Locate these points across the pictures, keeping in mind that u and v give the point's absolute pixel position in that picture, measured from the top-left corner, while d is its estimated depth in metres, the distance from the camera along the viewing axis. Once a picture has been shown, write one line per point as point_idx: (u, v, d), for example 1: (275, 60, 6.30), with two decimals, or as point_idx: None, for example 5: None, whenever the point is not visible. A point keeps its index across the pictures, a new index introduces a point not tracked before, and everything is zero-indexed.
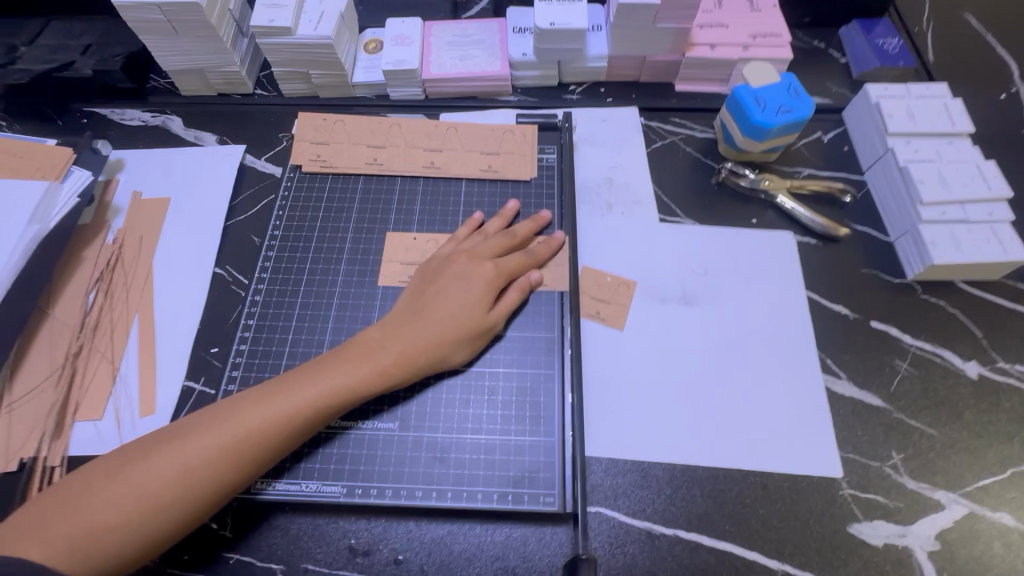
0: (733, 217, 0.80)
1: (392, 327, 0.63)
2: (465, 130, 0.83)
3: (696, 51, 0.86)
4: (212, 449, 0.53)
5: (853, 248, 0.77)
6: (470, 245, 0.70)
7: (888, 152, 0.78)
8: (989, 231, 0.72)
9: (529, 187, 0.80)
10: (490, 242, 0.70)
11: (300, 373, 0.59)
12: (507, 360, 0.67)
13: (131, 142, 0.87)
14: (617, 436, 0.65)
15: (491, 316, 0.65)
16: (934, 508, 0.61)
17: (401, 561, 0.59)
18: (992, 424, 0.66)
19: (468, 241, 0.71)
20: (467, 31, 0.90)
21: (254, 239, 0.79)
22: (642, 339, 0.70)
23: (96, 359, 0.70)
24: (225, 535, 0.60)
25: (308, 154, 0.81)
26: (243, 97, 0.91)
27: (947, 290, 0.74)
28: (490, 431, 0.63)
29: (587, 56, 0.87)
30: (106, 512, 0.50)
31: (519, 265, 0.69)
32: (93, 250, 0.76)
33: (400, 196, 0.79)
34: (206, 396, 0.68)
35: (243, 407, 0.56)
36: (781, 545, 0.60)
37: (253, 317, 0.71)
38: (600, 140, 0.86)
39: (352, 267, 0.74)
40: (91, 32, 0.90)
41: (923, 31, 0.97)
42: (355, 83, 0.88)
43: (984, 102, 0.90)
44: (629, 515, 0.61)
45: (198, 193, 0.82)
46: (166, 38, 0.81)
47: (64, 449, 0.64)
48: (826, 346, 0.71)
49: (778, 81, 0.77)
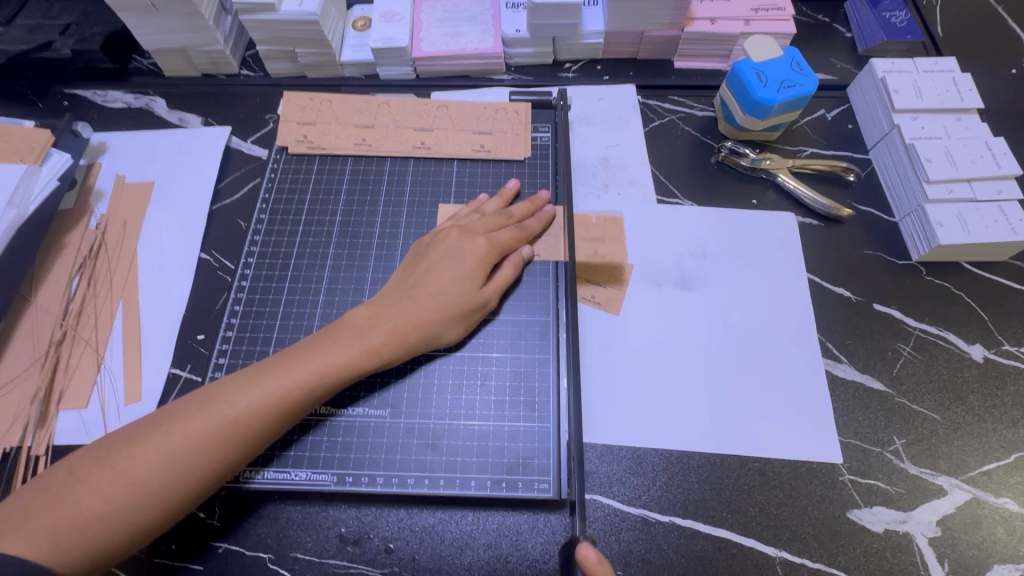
0: (732, 197, 0.78)
1: (382, 305, 0.61)
2: (457, 109, 0.80)
3: (696, 25, 0.83)
4: (200, 432, 0.52)
5: (855, 229, 0.75)
6: (466, 221, 0.68)
7: (894, 129, 0.75)
8: (997, 210, 0.69)
9: (523, 168, 0.77)
10: (484, 219, 0.68)
11: (289, 353, 0.58)
12: (500, 345, 0.66)
13: (114, 124, 0.84)
14: (613, 420, 0.64)
15: (484, 293, 0.64)
16: (935, 494, 0.60)
17: (392, 550, 0.58)
18: (996, 409, 0.64)
19: (466, 217, 0.69)
20: (458, 6, 0.87)
21: (240, 223, 0.77)
22: (638, 323, 0.69)
23: (81, 347, 0.68)
24: (213, 525, 0.59)
25: (296, 135, 0.79)
26: (229, 78, 0.89)
27: (952, 271, 0.72)
28: (484, 417, 0.62)
29: (583, 32, 0.84)
30: (92, 501, 0.49)
31: (514, 240, 0.67)
32: (75, 236, 0.74)
33: (390, 178, 0.77)
34: (192, 384, 0.66)
35: (230, 389, 0.54)
36: (779, 533, 0.59)
37: (240, 303, 0.69)
38: (596, 119, 0.84)
39: (342, 251, 0.73)
40: (69, 10, 0.87)
41: (932, 3, 0.94)
42: (343, 62, 0.86)
43: (993, 77, 0.87)
44: (624, 503, 0.60)
45: (184, 176, 0.80)
46: (146, 16, 0.78)
47: (49, 438, 0.63)
48: (827, 330, 0.69)
49: (782, 55, 0.74)
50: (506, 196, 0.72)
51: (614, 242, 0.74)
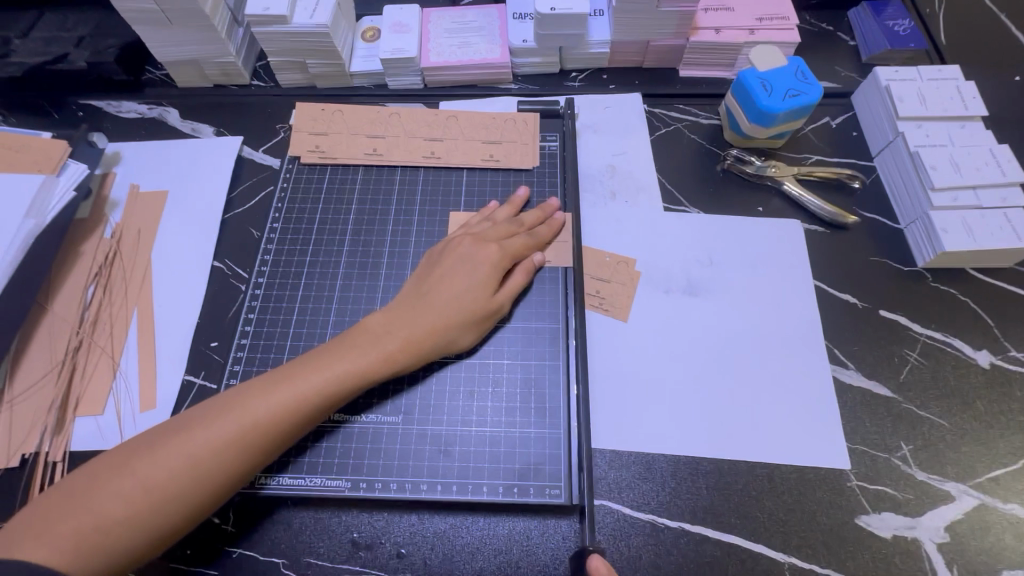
0: (738, 204, 0.78)
1: (396, 313, 0.62)
2: (466, 118, 0.81)
3: (701, 34, 0.84)
4: (218, 438, 0.53)
5: (861, 235, 0.76)
6: (478, 228, 0.69)
7: (899, 136, 0.76)
8: (1003, 217, 0.70)
9: (531, 177, 0.78)
10: (496, 227, 0.69)
11: (304, 360, 0.58)
12: (510, 352, 0.66)
13: (128, 134, 0.86)
14: (623, 426, 0.64)
15: (498, 299, 0.65)
16: (943, 500, 0.60)
17: (404, 555, 0.58)
18: (1004, 415, 0.65)
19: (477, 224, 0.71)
20: (466, 17, 0.89)
21: (253, 232, 0.78)
22: (646, 331, 0.69)
23: (97, 354, 0.69)
24: (227, 530, 0.59)
25: (308, 145, 0.80)
26: (241, 88, 0.90)
27: (958, 277, 0.72)
28: (496, 423, 0.63)
29: (589, 42, 0.85)
30: (114, 506, 0.50)
31: (526, 248, 0.68)
32: (91, 244, 0.76)
33: (401, 187, 0.78)
34: (206, 391, 0.67)
35: (247, 396, 0.55)
36: (788, 538, 0.59)
37: (254, 310, 0.70)
38: (602, 127, 0.85)
39: (354, 259, 0.74)
40: (85, 23, 0.89)
41: (935, 11, 0.95)
42: (353, 73, 0.87)
43: (997, 85, 0.87)
44: (634, 508, 0.61)
45: (197, 185, 0.81)
46: (160, 29, 0.79)
47: (66, 445, 0.64)
48: (834, 336, 0.69)
49: (786, 64, 0.75)
50: (518, 206, 0.73)
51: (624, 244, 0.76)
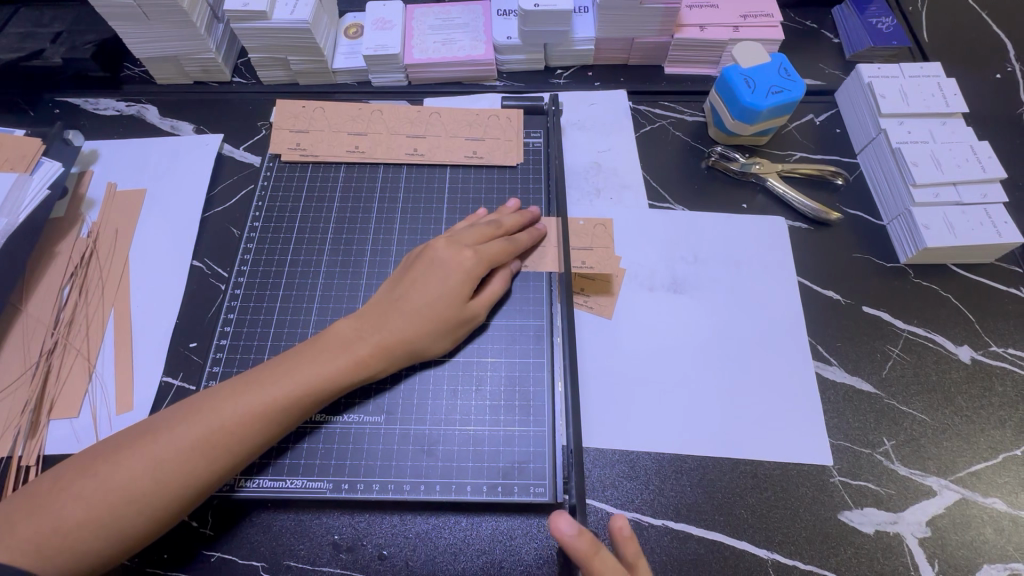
0: (722, 201, 0.78)
1: (369, 319, 0.61)
2: (449, 115, 0.80)
3: (685, 32, 0.84)
4: (186, 441, 0.52)
5: (844, 232, 0.76)
6: (454, 232, 0.67)
7: (881, 133, 0.76)
8: (983, 213, 0.70)
9: (515, 174, 0.78)
10: (473, 230, 0.66)
11: (277, 363, 0.58)
12: (494, 351, 0.66)
13: (105, 132, 0.84)
14: (608, 425, 0.64)
15: (472, 307, 0.63)
16: (925, 495, 0.61)
17: (386, 557, 0.58)
18: (985, 409, 0.65)
19: (458, 230, 0.68)
20: (450, 14, 0.88)
21: (233, 231, 0.77)
22: (631, 328, 0.69)
23: (72, 356, 0.68)
24: (205, 533, 0.58)
25: (288, 143, 0.79)
26: (222, 85, 0.89)
27: (940, 273, 0.73)
28: (480, 423, 0.62)
29: (574, 38, 0.85)
30: (76, 508, 0.48)
31: (500, 248, 0.65)
32: (67, 244, 0.74)
33: (383, 185, 0.77)
34: (185, 392, 0.66)
35: (218, 398, 0.54)
36: (771, 534, 0.59)
37: (234, 310, 0.69)
38: (587, 124, 0.84)
39: (336, 257, 0.73)
40: (61, 19, 0.87)
41: (917, 10, 0.95)
42: (336, 69, 0.86)
43: (978, 82, 0.88)
44: (617, 506, 0.60)
45: (176, 183, 0.80)
46: (137, 24, 0.78)
47: (40, 448, 0.63)
48: (817, 332, 0.69)
49: (770, 61, 0.75)
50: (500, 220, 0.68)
51: (604, 251, 0.72)
